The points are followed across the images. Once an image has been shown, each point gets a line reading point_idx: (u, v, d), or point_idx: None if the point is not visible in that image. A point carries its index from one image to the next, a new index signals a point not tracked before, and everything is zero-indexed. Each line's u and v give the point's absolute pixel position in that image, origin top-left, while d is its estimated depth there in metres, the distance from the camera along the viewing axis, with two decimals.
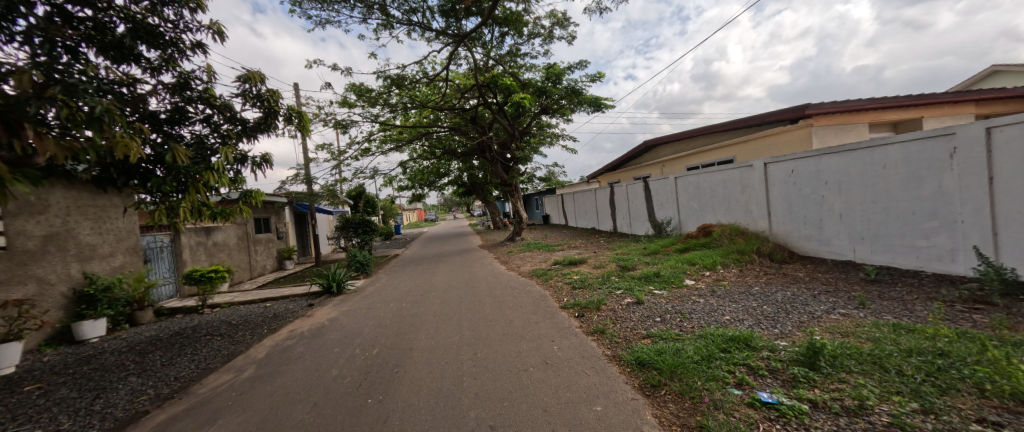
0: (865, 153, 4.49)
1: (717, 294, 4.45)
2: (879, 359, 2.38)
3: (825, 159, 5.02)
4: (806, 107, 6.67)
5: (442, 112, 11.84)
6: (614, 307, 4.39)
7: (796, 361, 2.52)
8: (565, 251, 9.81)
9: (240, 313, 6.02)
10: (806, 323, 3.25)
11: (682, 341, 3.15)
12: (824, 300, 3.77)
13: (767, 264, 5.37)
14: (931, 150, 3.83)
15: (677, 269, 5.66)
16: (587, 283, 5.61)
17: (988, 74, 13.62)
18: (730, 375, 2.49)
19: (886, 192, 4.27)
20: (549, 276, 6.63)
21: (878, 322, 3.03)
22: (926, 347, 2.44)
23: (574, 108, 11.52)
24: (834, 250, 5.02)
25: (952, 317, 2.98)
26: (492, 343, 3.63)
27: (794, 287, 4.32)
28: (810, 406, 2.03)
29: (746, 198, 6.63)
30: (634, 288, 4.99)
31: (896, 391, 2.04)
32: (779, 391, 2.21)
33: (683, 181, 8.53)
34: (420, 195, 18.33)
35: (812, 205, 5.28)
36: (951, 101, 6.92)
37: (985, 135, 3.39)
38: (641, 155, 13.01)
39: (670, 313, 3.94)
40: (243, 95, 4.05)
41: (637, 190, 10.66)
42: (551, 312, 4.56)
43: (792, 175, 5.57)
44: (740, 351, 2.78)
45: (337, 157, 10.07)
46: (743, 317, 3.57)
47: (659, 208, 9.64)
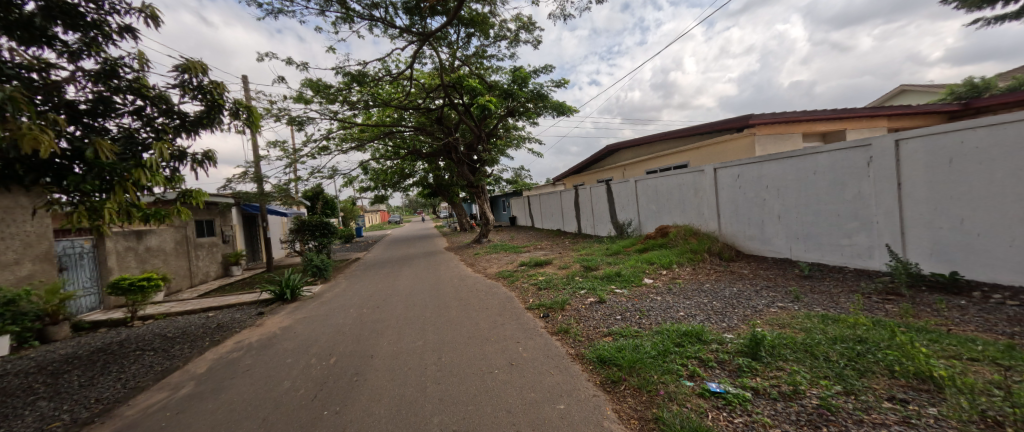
0: (799, 161, 4.94)
1: (672, 291, 4.72)
2: (810, 347, 2.63)
3: (766, 166, 5.47)
4: (750, 117, 7.26)
5: (406, 111, 11.53)
6: (577, 307, 4.51)
7: (741, 352, 2.72)
8: (531, 252, 9.92)
9: (177, 324, 5.50)
10: (749, 316, 3.54)
11: (640, 337, 3.29)
12: (765, 295, 4.11)
13: (717, 262, 5.77)
14: (852, 160, 4.30)
15: (637, 268, 5.93)
16: (552, 284, 5.72)
17: (898, 93, 15.56)
18: (683, 368, 2.64)
19: (817, 196, 4.73)
20: (515, 278, 6.63)
21: (810, 314, 3.35)
22: (848, 335, 2.72)
23: (539, 111, 11.67)
24: (773, 249, 5.49)
25: (871, 307, 3.35)
26: (457, 347, 3.58)
27: (739, 284, 4.67)
28: (752, 393, 2.20)
29: (698, 201, 7.04)
30: (597, 287, 5.15)
31: (823, 375, 2.27)
32: (726, 380, 2.38)
33: (643, 185, 8.86)
34: (383, 196, 17.72)
35: (755, 207, 5.73)
36: (870, 115, 7.80)
37: (894, 148, 3.86)
38: (604, 159, 13.47)
39: (631, 310, 4.12)
40: (182, 87, 3.71)
41: (600, 192, 11.00)
42: (515, 314, 4.59)
43: (738, 180, 6.02)
44: (692, 345, 2.96)
45: (292, 155, 9.49)
46: (695, 313, 3.81)
47: (621, 210, 9.99)
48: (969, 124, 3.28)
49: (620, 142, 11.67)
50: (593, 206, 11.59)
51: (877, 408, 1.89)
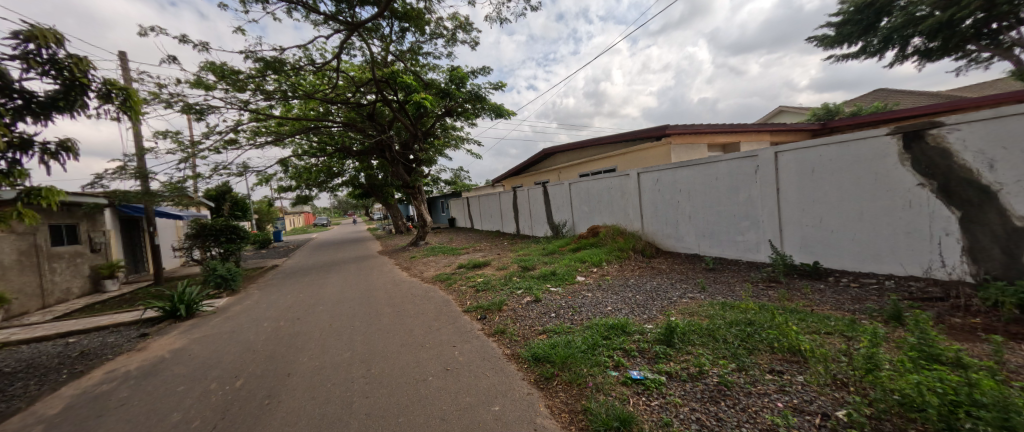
0: (704, 168, 5.60)
1: (602, 287, 5.03)
2: (713, 332, 2.99)
3: (679, 172, 6.10)
4: (666, 127, 8.06)
5: (332, 105, 10.66)
6: (514, 307, 4.56)
7: (658, 340, 2.99)
8: (469, 254, 9.83)
9: (20, 356, 4.39)
10: (666, 307, 3.91)
11: (572, 333, 3.43)
12: (678, 287, 4.58)
13: (640, 259, 6.30)
14: (744, 168, 5.00)
15: (570, 266, 6.21)
16: (489, 285, 5.72)
17: (778, 112, 18.55)
18: (610, 359, 2.82)
19: (719, 199, 5.41)
20: (452, 281, 6.50)
21: (713, 302, 3.82)
22: (742, 318, 3.15)
23: (477, 113, 11.62)
24: (685, 246, 6.14)
25: (758, 294, 3.92)
26: (388, 356, 3.40)
27: (658, 278, 5.15)
28: (667, 377, 2.43)
29: (624, 203, 7.61)
30: (533, 287, 5.27)
31: (723, 356, 2.60)
32: (646, 368, 2.60)
33: (576, 187, 9.29)
34: (306, 197, 16.18)
35: (670, 209, 6.36)
36: (758, 130, 9.15)
37: (775, 158, 4.57)
38: (540, 162, 13.91)
39: (565, 307, 4.30)
40: (24, 59, 2.97)
41: (537, 194, 11.32)
42: (452, 317, 4.49)
43: (656, 184, 6.62)
44: (618, 337, 3.18)
45: (190, 148, 8.18)
46: (621, 307, 4.10)
47: (556, 211, 10.38)
48: (826, 141, 4.02)
49: (555, 146, 12.16)
50: (531, 207, 11.89)
51: (760, 380, 2.22)
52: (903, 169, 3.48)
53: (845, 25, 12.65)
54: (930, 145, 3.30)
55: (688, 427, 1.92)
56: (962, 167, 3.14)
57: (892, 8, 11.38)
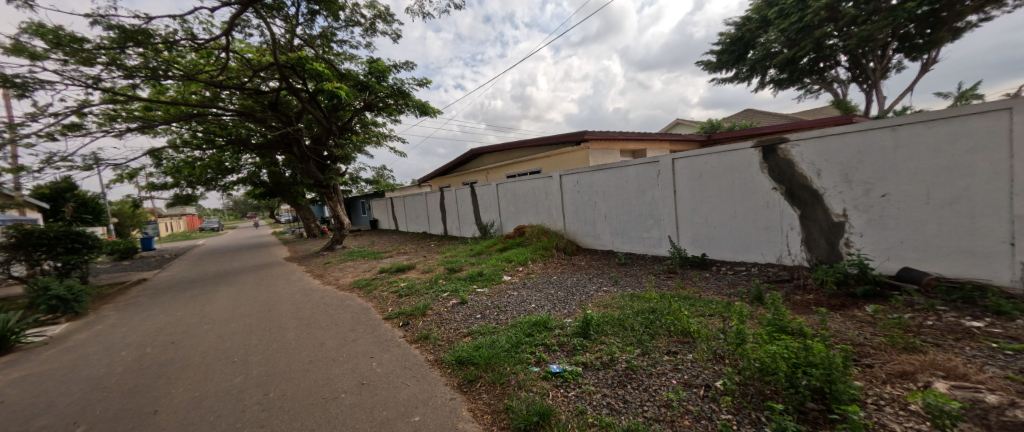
0: (616, 172, 6.12)
1: (527, 285, 5.17)
2: (622, 321, 3.27)
3: (595, 175, 6.57)
4: (584, 133, 8.65)
5: (223, 89, 9.17)
6: (439, 310, 4.43)
7: (575, 333, 3.17)
8: (392, 258, 9.30)
9: None
10: (584, 301, 4.17)
11: (497, 333, 3.45)
12: (595, 281, 4.93)
13: (562, 256, 6.64)
14: (648, 173, 5.59)
15: (497, 266, 6.27)
16: (413, 289, 5.45)
17: (675, 124, 21.20)
18: (532, 356, 2.89)
19: (629, 200, 5.96)
20: (372, 287, 6.06)
21: (624, 294, 4.18)
22: (646, 307, 3.51)
23: (401, 109, 11.03)
24: (602, 243, 6.64)
25: (660, 284, 4.43)
26: (292, 375, 3.02)
27: (578, 274, 5.48)
28: (583, 368, 2.58)
29: (547, 204, 7.93)
30: (459, 289, 5.17)
31: (630, 342, 2.85)
32: (564, 360, 2.72)
33: (502, 187, 9.41)
34: (189, 196, 13.67)
35: (588, 209, 6.82)
36: (660, 139, 10.34)
37: (672, 164, 5.20)
38: (467, 162, 13.83)
39: (491, 307, 4.31)
40: None
41: (464, 194, 11.21)
42: (371, 326, 4.19)
43: (576, 186, 7.04)
44: (540, 333, 3.28)
45: (7, 133, 6.29)
46: (544, 303, 4.25)
47: (483, 212, 10.40)
48: (710, 151, 4.70)
49: (482, 147, 12.22)
50: (458, 208, 11.72)
51: (659, 361, 2.49)
52: (763, 176, 4.23)
53: (724, 54, 14.99)
54: (780, 156, 4.07)
55: (600, 412, 2.06)
56: (801, 175, 3.94)
57: (755, 44, 13.84)
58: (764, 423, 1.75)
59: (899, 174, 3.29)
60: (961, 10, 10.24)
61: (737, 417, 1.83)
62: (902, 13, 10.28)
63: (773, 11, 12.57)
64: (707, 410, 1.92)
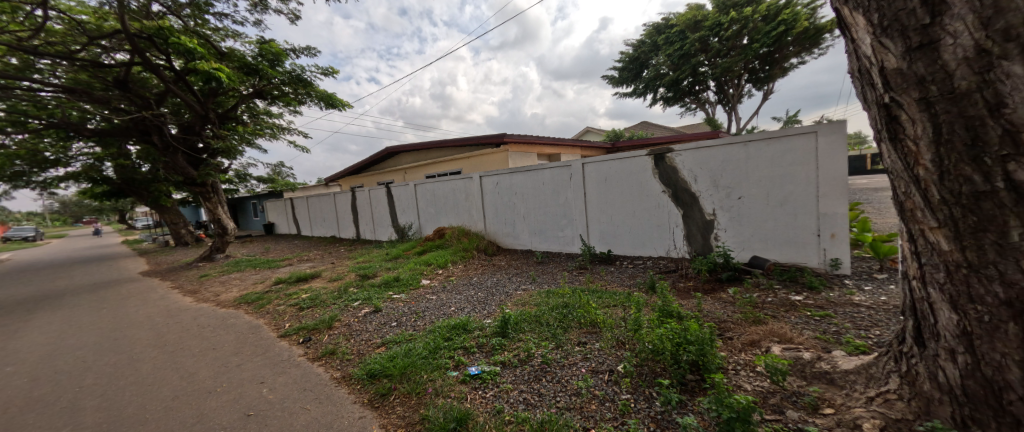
0: (533, 174, 6.37)
1: (446, 288, 5.06)
2: (538, 317, 3.41)
3: (513, 177, 6.75)
4: (503, 135, 8.84)
5: (44, 58, 7.09)
6: (348, 322, 4.06)
7: (494, 333, 3.20)
8: (293, 266, 8.26)
9: None
10: (503, 300, 4.25)
11: (413, 341, 3.29)
12: (515, 280, 5.06)
13: (483, 257, 6.68)
14: (561, 176, 5.94)
15: (415, 270, 6.01)
16: (318, 301, 4.90)
17: (585, 132, 23.03)
18: (450, 360, 2.83)
19: (545, 201, 6.26)
20: (267, 300, 5.29)
21: (540, 291, 4.37)
22: (560, 302, 3.72)
23: (301, 99, 9.90)
24: (521, 243, 6.85)
25: (572, 279, 4.74)
26: (151, 417, 2.46)
27: (498, 274, 5.56)
28: (501, 367, 2.61)
29: (466, 205, 7.87)
30: (372, 296, 4.82)
31: (546, 337, 2.99)
32: (483, 361, 2.72)
33: (419, 188, 9.05)
34: None
35: (508, 210, 6.97)
36: (572, 145, 11.12)
37: (582, 169, 5.61)
38: (382, 161, 13.05)
39: (407, 314, 4.12)
40: None
41: (378, 195, 10.52)
42: (264, 346, 3.64)
43: (495, 187, 7.14)
44: (459, 336, 3.24)
45: None
46: (464, 306, 4.21)
47: (400, 213, 9.89)
48: (613, 157, 5.19)
49: (399, 145, 11.67)
50: (372, 210, 10.95)
51: (571, 353, 2.66)
52: (655, 180, 4.83)
53: (624, 71, 16.80)
54: (667, 164, 4.69)
55: (517, 409, 2.11)
56: (683, 180, 4.59)
57: (648, 65, 15.83)
58: (655, 398, 1.98)
59: (750, 180, 4.06)
60: (787, 54, 13.19)
61: (635, 396, 2.04)
62: (750, 52, 12.83)
63: (661, 38, 14.56)
64: (610, 393, 2.11)
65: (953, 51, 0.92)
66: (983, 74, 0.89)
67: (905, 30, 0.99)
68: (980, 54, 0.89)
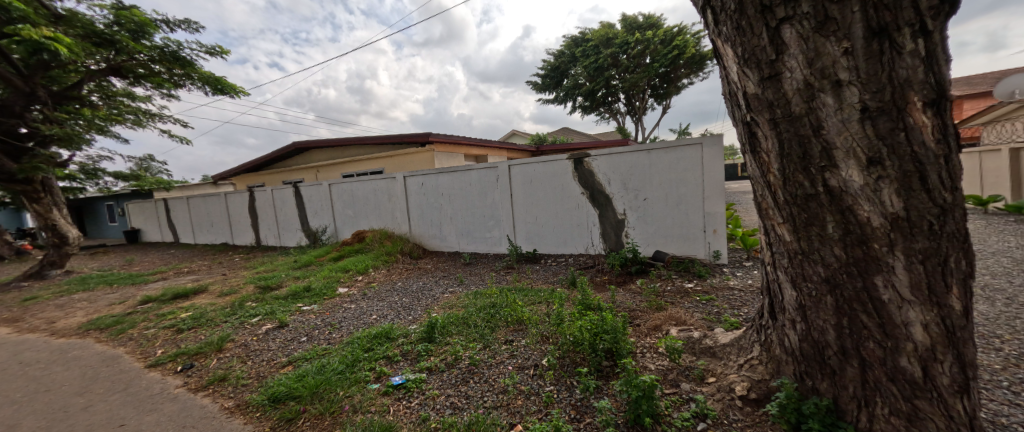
0: (459, 175, 6.30)
1: (367, 296, 4.72)
2: (466, 319, 3.39)
3: (439, 178, 6.59)
4: (428, 135, 8.57)
5: None
6: (245, 341, 3.53)
7: (420, 339, 3.09)
8: (170, 280, 6.90)
9: None
10: (429, 304, 4.13)
11: (328, 355, 3.00)
12: (442, 283, 4.95)
13: (408, 261, 6.40)
14: (488, 177, 5.99)
15: (330, 279, 5.50)
16: (205, 319, 4.17)
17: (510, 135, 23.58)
18: (370, 372, 2.65)
19: (472, 203, 6.24)
20: (132, 323, 4.33)
21: (468, 293, 4.34)
22: (488, 303, 3.74)
23: (178, 81, 8.41)
24: (448, 245, 6.72)
25: (499, 279, 4.81)
26: None
27: (424, 278, 5.37)
28: (427, 373, 2.53)
29: (389, 206, 7.45)
30: (277, 310, 4.26)
31: (473, 338, 2.99)
32: (407, 370, 2.61)
33: (334, 189, 8.31)
34: None
35: (434, 211, 6.78)
36: (498, 147, 11.27)
37: (509, 171, 5.74)
38: (290, 157, 11.69)
39: (319, 326, 3.74)
40: None
41: (284, 196, 9.39)
42: (130, 378, 2.99)
43: (420, 188, 6.89)
44: (381, 346, 3.05)
45: None
46: (386, 313, 3.98)
47: (311, 216, 8.95)
48: (537, 160, 5.40)
49: (310, 141, 10.59)
50: (277, 212, 9.72)
51: (498, 352, 2.70)
52: (575, 183, 5.16)
53: (546, 78, 17.61)
54: (586, 167, 5.05)
55: (443, 414, 2.07)
56: (599, 183, 4.99)
57: (568, 74, 16.85)
58: (576, 386, 2.12)
59: (653, 183, 4.59)
60: (680, 75, 15.21)
61: (558, 387, 2.15)
62: (652, 70, 14.51)
63: (578, 50, 15.64)
64: (535, 387, 2.20)
65: (790, 83, 1.13)
66: (809, 103, 1.11)
67: (760, 62, 1.18)
68: (807, 87, 1.11)
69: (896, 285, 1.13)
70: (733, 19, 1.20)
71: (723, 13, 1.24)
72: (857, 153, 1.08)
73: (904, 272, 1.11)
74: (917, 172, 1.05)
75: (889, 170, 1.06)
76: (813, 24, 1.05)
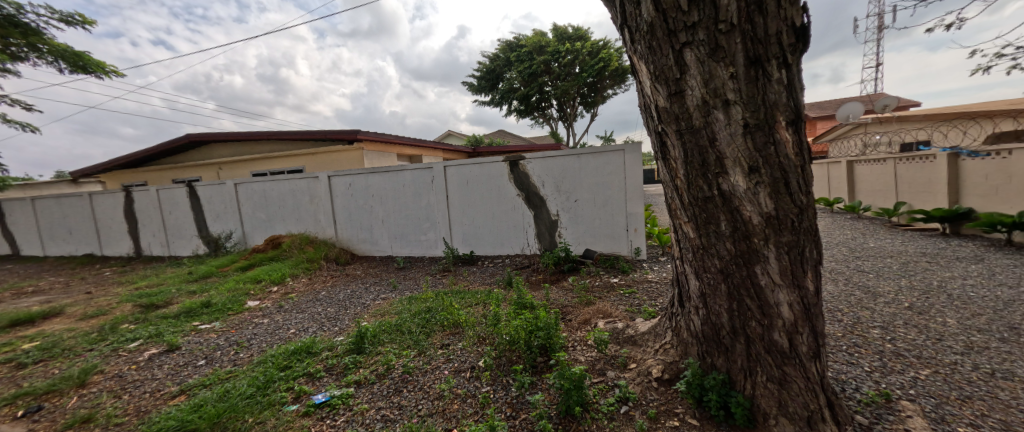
0: (391, 176, 6.00)
1: (284, 308, 4.26)
2: (400, 326, 3.24)
3: (368, 178, 6.20)
4: (356, 132, 8.01)
5: None
6: (120, 370, 2.93)
7: (347, 350, 2.87)
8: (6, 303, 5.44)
9: None
10: (358, 313, 3.87)
11: (234, 379, 2.63)
12: (372, 290, 4.67)
13: (333, 267, 5.92)
14: (422, 178, 5.81)
15: (237, 291, 4.84)
16: (58, 349, 3.35)
17: (445, 135, 23.17)
18: (288, 393, 2.39)
19: (405, 204, 5.99)
20: None
21: (401, 299, 4.16)
22: (423, 307, 3.62)
23: (17, 53, 6.76)
24: (379, 249, 6.36)
25: (435, 283, 4.69)
26: None
27: (352, 285, 5.01)
28: (354, 387, 2.36)
29: (309, 209, 6.80)
30: (165, 331, 3.62)
31: (407, 345, 2.87)
32: (331, 386, 2.40)
33: (242, 189, 7.33)
34: None
35: (362, 214, 6.36)
36: (434, 148, 10.99)
37: (444, 172, 5.63)
38: (184, 152, 10.05)
39: (223, 347, 3.27)
40: None
41: (176, 197, 8.03)
42: None
43: (346, 189, 6.40)
44: (300, 362, 2.77)
45: None
46: (307, 326, 3.63)
47: (212, 220, 7.78)
48: (472, 162, 5.39)
49: (211, 134, 9.23)
50: (166, 216, 8.27)
51: (433, 357, 2.63)
52: (510, 185, 5.26)
53: (481, 80, 17.68)
54: (520, 170, 5.17)
55: (373, 429, 1.95)
56: (533, 184, 5.14)
57: (503, 78, 17.12)
58: (511, 384, 2.15)
59: (582, 186, 4.87)
60: (606, 85, 16.42)
61: (494, 387, 2.17)
62: (580, 79, 15.42)
63: (513, 55, 15.98)
64: (472, 389, 2.18)
65: (691, 99, 1.29)
66: (705, 117, 1.28)
67: (668, 79, 1.32)
68: (704, 104, 1.27)
69: (770, 272, 1.36)
70: (646, 39, 1.33)
71: (638, 33, 1.36)
72: (741, 161, 1.27)
73: (776, 261, 1.34)
74: (783, 178, 1.27)
75: (764, 176, 1.27)
76: (707, 50, 1.21)
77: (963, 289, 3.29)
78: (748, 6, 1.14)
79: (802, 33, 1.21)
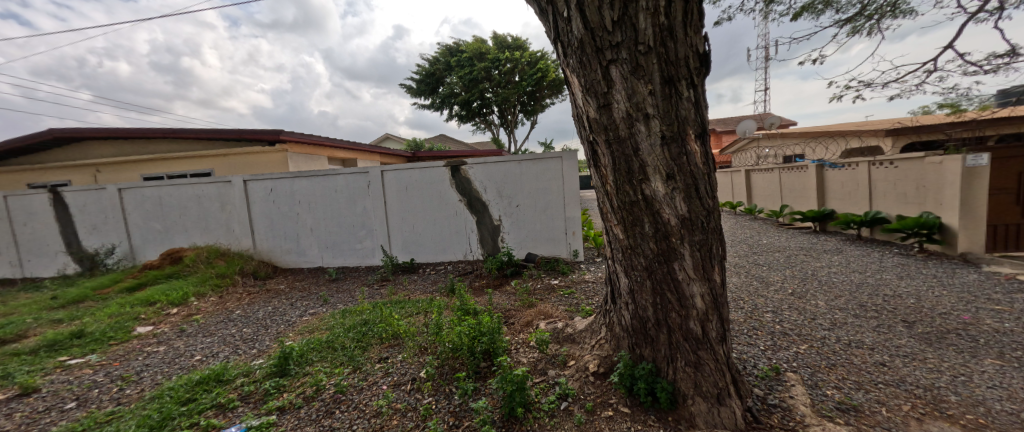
0: (321, 180, 5.56)
1: (187, 333, 3.69)
2: (331, 342, 3.00)
3: (294, 182, 5.67)
4: (279, 132, 7.36)
5: None
6: None
7: (269, 374, 2.58)
8: None
9: None
10: (281, 332, 3.50)
11: (119, 420, 2.21)
12: (299, 305, 4.26)
13: (250, 283, 5.30)
14: (357, 183, 5.47)
15: (122, 316, 4.07)
16: None
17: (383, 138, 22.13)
18: (191, 429, 2.07)
19: (337, 211, 5.59)
20: None
21: (333, 313, 3.84)
22: (358, 321, 3.40)
23: None
24: (307, 260, 5.83)
25: (372, 294, 4.42)
26: None
27: (274, 301, 4.51)
28: (277, 414, 2.13)
29: (220, 217, 5.99)
30: (16, 370, 2.90)
31: (339, 363, 2.67)
32: (248, 416, 2.14)
33: (129, 194, 6.21)
34: None
35: (286, 222, 5.78)
36: (370, 152, 10.45)
37: (381, 176, 5.37)
38: (48, 149, 8.27)
39: (103, 384, 2.72)
40: None
41: (35, 204, 6.54)
42: None
43: (266, 194, 5.78)
44: (209, 393, 2.42)
45: None
46: (218, 350, 3.19)
47: (87, 232, 6.47)
48: (412, 166, 5.23)
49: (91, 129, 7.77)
50: (20, 229, 6.71)
51: (370, 372, 2.48)
52: (452, 190, 5.19)
53: (421, 83, 17.29)
54: (462, 175, 5.14)
55: None
56: (474, 190, 5.14)
57: (443, 82, 16.93)
58: (454, 393, 2.12)
59: (523, 192, 4.99)
60: (545, 95, 17.11)
61: (436, 397, 2.11)
62: (520, 87, 15.86)
63: (453, 60, 15.91)
64: (412, 402, 2.10)
65: (617, 112, 1.40)
66: (630, 129, 1.41)
67: (597, 93, 1.42)
68: (628, 117, 1.39)
69: (685, 268, 1.52)
70: (577, 54, 1.42)
71: (570, 48, 1.44)
72: (660, 169, 1.42)
73: (689, 257, 1.51)
74: (694, 184, 1.44)
75: (679, 183, 1.43)
76: (629, 67, 1.33)
77: (829, 276, 4.01)
78: (661, 32, 1.29)
79: (705, 60, 1.40)
